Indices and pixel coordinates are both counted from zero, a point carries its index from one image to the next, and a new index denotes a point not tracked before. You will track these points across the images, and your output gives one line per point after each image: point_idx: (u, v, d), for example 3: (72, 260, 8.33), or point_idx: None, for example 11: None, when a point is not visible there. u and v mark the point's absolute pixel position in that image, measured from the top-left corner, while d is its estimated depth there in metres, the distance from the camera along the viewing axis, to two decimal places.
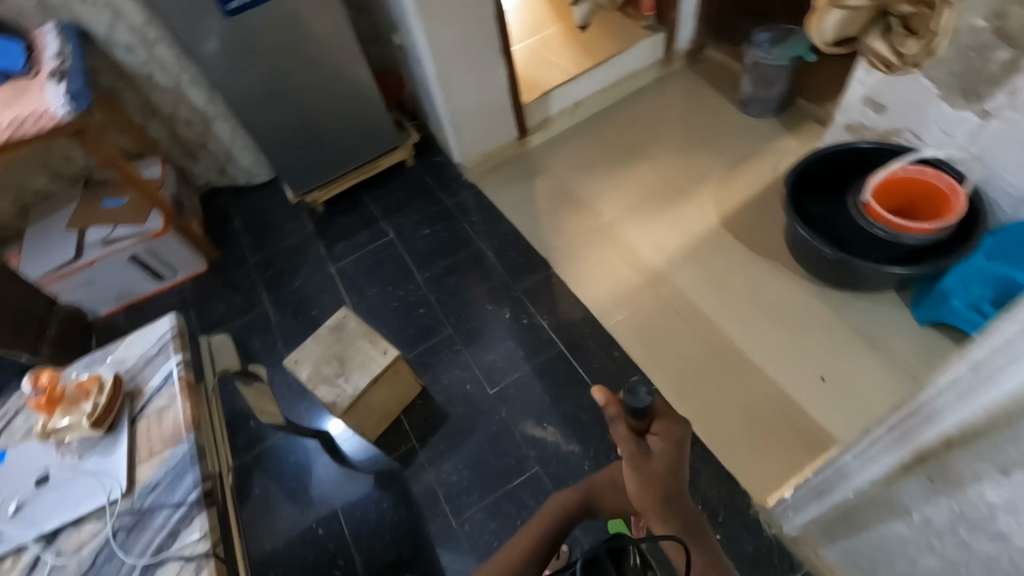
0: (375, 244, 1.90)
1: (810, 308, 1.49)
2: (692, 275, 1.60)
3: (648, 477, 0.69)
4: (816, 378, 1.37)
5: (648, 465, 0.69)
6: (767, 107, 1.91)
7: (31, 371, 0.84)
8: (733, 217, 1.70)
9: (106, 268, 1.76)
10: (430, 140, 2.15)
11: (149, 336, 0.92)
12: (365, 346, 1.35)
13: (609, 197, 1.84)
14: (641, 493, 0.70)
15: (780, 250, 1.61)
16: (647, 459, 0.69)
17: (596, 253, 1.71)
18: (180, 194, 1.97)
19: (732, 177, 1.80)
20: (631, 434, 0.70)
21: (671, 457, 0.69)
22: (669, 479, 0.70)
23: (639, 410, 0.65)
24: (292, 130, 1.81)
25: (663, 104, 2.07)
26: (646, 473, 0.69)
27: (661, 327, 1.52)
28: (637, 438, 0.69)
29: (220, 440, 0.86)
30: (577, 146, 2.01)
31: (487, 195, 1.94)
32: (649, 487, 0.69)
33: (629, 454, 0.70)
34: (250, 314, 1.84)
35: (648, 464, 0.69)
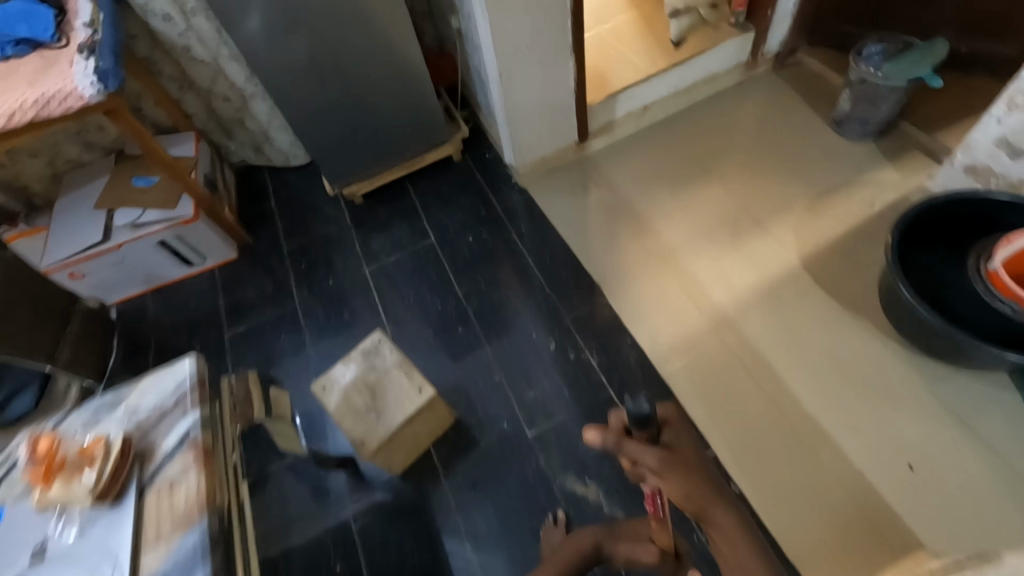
0: (415, 246, 1.76)
1: (901, 379, 1.30)
2: (763, 324, 1.43)
3: (686, 470, 0.61)
4: (904, 466, 1.20)
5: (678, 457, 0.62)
6: (865, 131, 1.68)
7: (31, 435, 0.74)
8: (816, 259, 1.51)
9: (134, 251, 1.68)
10: (479, 135, 1.97)
11: (166, 382, 0.82)
12: (399, 379, 1.23)
13: (675, 220, 1.65)
14: (686, 494, 0.61)
15: (869, 305, 1.41)
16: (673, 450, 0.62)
17: (656, 285, 1.54)
18: (214, 175, 1.86)
19: (818, 210, 1.59)
20: (646, 442, 0.62)
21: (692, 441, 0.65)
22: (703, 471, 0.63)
23: (639, 419, 0.59)
24: (335, 121, 1.64)
25: (743, 114, 1.84)
26: (682, 469, 0.61)
27: (724, 380, 1.36)
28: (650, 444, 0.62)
29: (237, 515, 0.76)
30: (642, 156, 1.81)
31: (538, 204, 1.77)
32: (694, 484, 0.61)
33: (656, 463, 0.61)
34: (278, 311, 1.73)
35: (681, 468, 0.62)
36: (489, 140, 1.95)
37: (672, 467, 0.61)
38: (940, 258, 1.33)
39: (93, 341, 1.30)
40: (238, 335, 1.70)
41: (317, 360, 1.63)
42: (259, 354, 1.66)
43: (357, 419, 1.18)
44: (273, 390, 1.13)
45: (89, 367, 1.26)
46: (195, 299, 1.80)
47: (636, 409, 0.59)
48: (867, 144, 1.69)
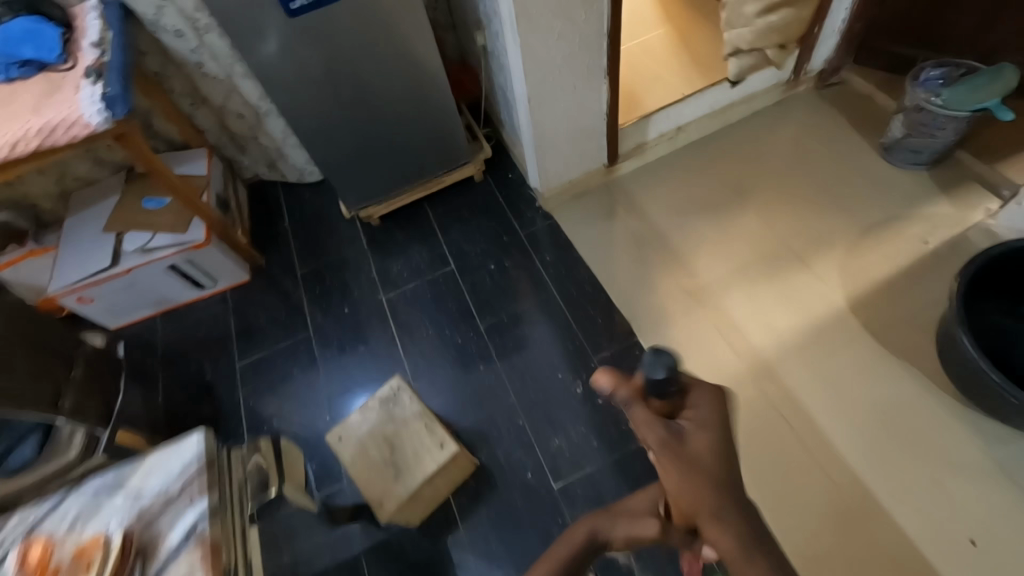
0: (434, 273, 1.69)
1: (963, 442, 1.20)
2: (807, 372, 1.34)
3: (684, 468, 0.48)
4: (965, 541, 1.11)
5: (682, 450, 0.49)
6: (917, 159, 1.56)
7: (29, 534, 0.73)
8: (863, 301, 1.40)
9: (144, 275, 1.62)
10: (502, 154, 1.88)
11: (171, 462, 0.76)
12: (419, 432, 1.15)
13: (710, 253, 1.56)
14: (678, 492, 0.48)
15: (922, 356, 1.31)
16: (681, 440, 0.49)
17: (690, 325, 1.45)
18: (226, 193, 1.79)
19: (865, 247, 1.49)
20: (655, 416, 0.50)
21: (717, 434, 0.50)
22: (710, 476, 0.48)
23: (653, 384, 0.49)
24: (353, 145, 1.55)
25: (783, 137, 1.73)
26: (682, 463, 0.48)
27: (766, 436, 1.28)
28: (661, 422, 0.50)
29: None
30: (675, 180, 1.71)
31: (564, 231, 1.68)
32: (687, 488, 0.48)
33: (657, 441, 0.49)
34: (292, 339, 1.67)
35: (692, 461, 0.49)
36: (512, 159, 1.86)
37: (673, 457, 0.49)
38: (1005, 310, 1.23)
39: (101, 387, 1.24)
40: (251, 365, 1.64)
41: (331, 395, 1.56)
42: (272, 386, 1.60)
43: (375, 476, 1.12)
44: (281, 441, 1.01)
45: (94, 413, 1.20)
46: (207, 324, 1.74)
47: (652, 371, 0.50)
48: (919, 174, 1.57)
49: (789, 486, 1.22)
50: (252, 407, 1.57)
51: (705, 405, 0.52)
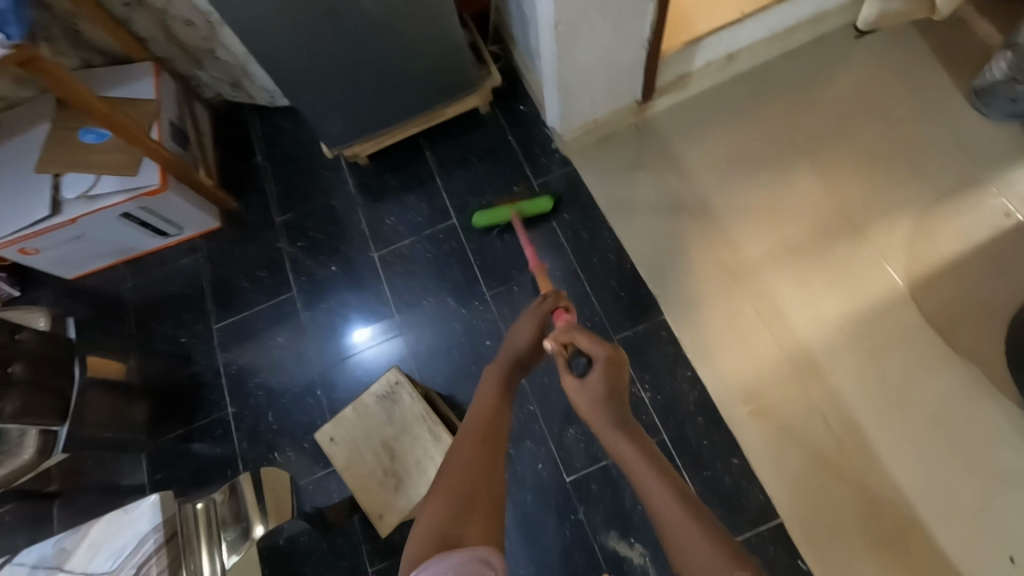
0: (433, 228, 1.48)
1: (1016, 451, 1.10)
2: (852, 365, 1.20)
3: (590, 397, 0.76)
4: (1004, 558, 1.05)
5: (587, 387, 0.76)
6: (1014, 111, 1.30)
7: None
8: (927, 283, 1.23)
9: (94, 225, 1.38)
10: (513, 80, 1.58)
11: (122, 536, 0.65)
12: (422, 437, 1.03)
13: (755, 217, 1.35)
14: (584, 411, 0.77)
15: (986, 352, 1.17)
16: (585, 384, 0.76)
17: (725, 304, 1.29)
18: (183, 121, 1.49)
19: (934, 218, 1.28)
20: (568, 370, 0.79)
21: (606, 376, 0.76)
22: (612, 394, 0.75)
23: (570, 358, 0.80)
24: (335, 75, 1.26)
25: (852, 70, 1.44)
26: (587, 395, 0.76)
27: (801, 437, 1.17)
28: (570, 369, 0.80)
29: None
30: (718, 124, 1.44)
31: (584, 183, 1.45)
32: (591, 405, 0.76)
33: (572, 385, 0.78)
34: (274, 299, 1.49)
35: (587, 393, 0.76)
36: (524, 88, 1.57)
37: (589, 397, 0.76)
38: None
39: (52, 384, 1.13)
40: (229, 329, 1.48)
41: (322, 365, 1.42)
42: (255, 352, 1.45)
43: (372, 483, 1.01)
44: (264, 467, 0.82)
45: (50, 410, 1.13)
46: (177, 279, 1.54)
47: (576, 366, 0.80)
48: (1012, 129, 1.32)
49: (821, 493, 1.13)
50: (235, 376, 1.43)
51: (596, 349, 0.78)
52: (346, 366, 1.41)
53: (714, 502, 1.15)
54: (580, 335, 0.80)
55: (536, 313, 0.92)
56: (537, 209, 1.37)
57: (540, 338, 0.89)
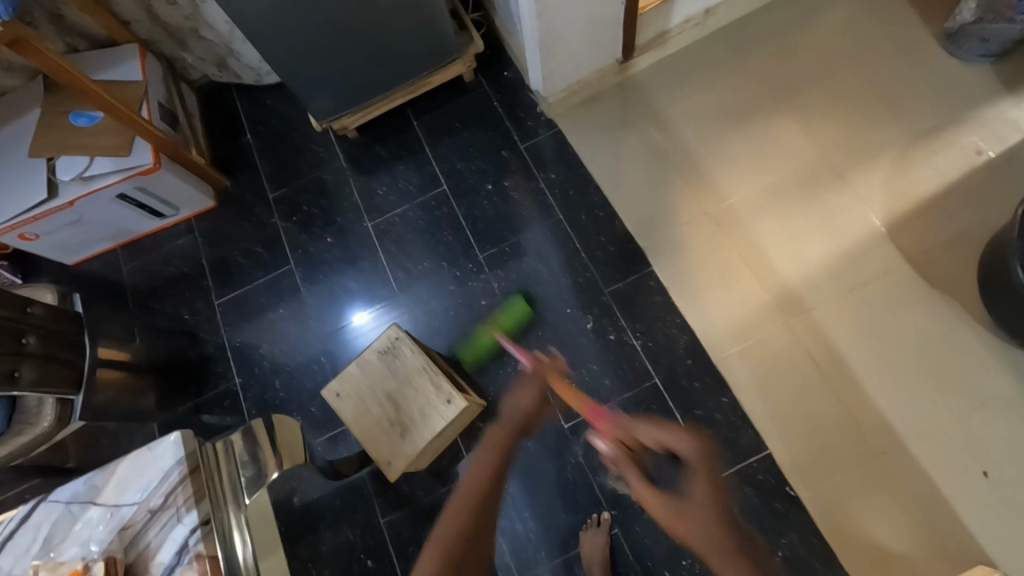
0: (425, 196, 1.51)
1: (989, 375, 1.16)
2: (837, 304, 1.25)
3: (690, 511, 0.65)
4: (977, 473, 1.11)
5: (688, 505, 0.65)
6: (985, 52, 1.33)
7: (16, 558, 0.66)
8: (905, 223, 1.27)
9: (91, 207, 1.40)
10: (495, 47, 1.60)
11: (149, 471, 0.66)
12: (424, 388, 1.07)
13: (738, 171, 1.38)
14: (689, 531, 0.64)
15: (960, 282, 1.22)
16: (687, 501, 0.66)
17: (712, 253, 1.33)
18: (172, 103, 1.51)
19: (910, 160, 1.32)
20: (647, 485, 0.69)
21: (703, 474, 0.67)
22: (718, 511, 0.64)
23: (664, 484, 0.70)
24: (320, 46, 1.28)
25: (826, 20, 1.47)
26: (680, 510, 0.65)
27: (787, 376, 1.22)
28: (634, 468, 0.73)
29: None
30: (699, 81, 1.47)
31: (570, 144, 1.48)
32: (690, 522, 0.64)
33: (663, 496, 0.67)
34: (273, 273, 1.52)
35: (699, 514, 0.64)
36: (507, 54, 1.59)
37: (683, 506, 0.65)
38: None
39: (61, 353, 1.18)
40: (230, 303, 1.52)
41: (324, 335, 1.45)
42: (257, 327, 1.48)
43: (379, 435, 1.05)
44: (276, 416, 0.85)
45: (63, 381, 1.18)
46: (176, 260, 1.57)
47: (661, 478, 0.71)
48: (983, 70, 1.35)
49: (809, 425, 1.18)
50: (240, 349, 1.47)
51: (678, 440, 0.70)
52: (350, 340, 1.44)
53: (705, 440, 1.21)
54: (644, 429, 0.75)
55: (535, 377, 0.91)
56: (513, 318, 1.33)
57: (539, 404, 0.86)
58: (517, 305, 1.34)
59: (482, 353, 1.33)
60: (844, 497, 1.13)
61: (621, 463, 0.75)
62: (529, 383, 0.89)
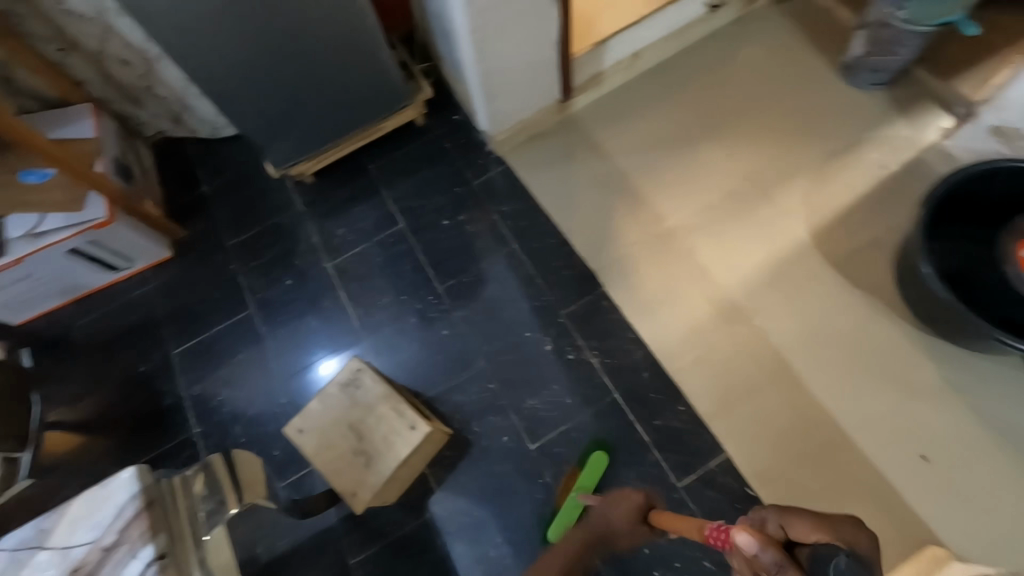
0: (383, 234, 1.56)
1: (916, 365, 1.26)
2: (776, 309, 1.34)
3: None
4: (917, 458, 1.18)
5: None
6: (877, 80, 1.50)
7: None
8: (827, 231, 1.40)
9: (41, 263, 1.38)
10: (444, 93, 1.70)
11: (103, 508, 0.65)
12: (387, 416, 1.08)
13: (676, 195, 1.49)
14: None
15: (881, 282, 1.33)
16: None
17: (659, 272, 1.41)
18: (126, 157, 1.53)
19: (826, 176, 1.45)
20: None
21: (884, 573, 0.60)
22: None
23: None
24: (274, 99, 1.34)
25: (741, 59, 1.64)
26: None
27: (736, 380, 1.29)
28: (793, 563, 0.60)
29: None
30: (634, 116, 1.60)
31: (519, 177, 1.57)
32: None
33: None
34: (231, 317, 1.52)
35: None
36: (455, 98, 1.69)
37: None
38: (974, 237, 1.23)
39: None
40: (188, 352, 1.50)
41: (286, 377, 1.45)
42: (216, 375, 1.47)
43: (344, 465, 1.06)
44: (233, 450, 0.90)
45: None
46: (130, 313, 1.55)
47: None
48: (877, 96, 1.53)
49: (760, 425, 1.25)
50: (198, 399, 1.44)
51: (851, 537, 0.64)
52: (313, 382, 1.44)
53: (666, 448, 1.25)
54: (797, 522, 0.66)
55: (638, 497, 0.98)
56: (592, 473, 1.24)
57: (636, 525, 0.95)
58: (597, 458, 1.26)
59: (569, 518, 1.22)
60: (798, 490, 1.19)
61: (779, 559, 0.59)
62: (629, 499, 0.97)
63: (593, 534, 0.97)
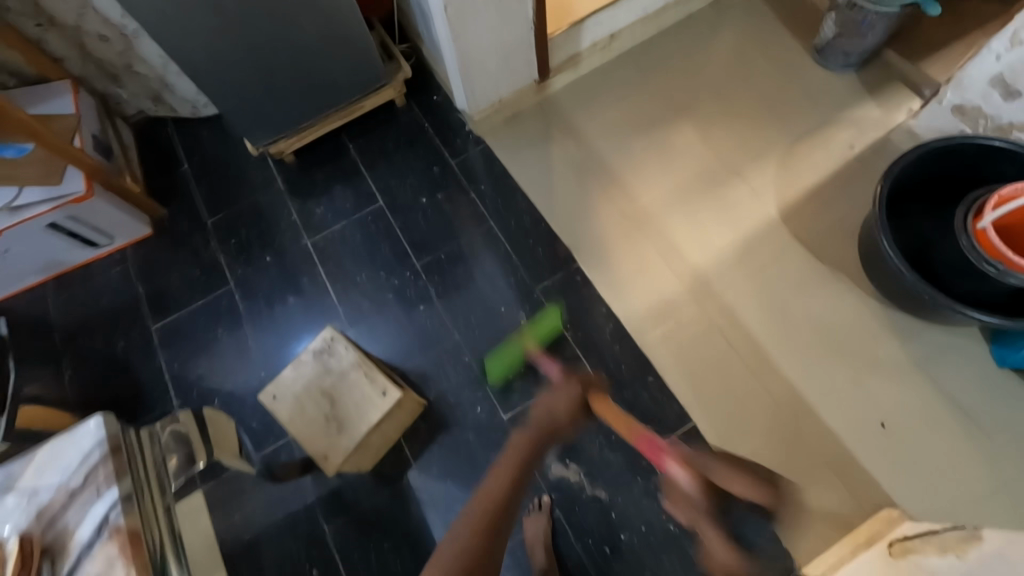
0: (362, 212, 1.58)
1: (877, 338, 1.29)
2: (745, 284, 1.37)
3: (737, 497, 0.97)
4: (876, 426, 1.22)
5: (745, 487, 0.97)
6: (848, 62, 1.53)
7: None
8: (796, 210, 1.43)
9: (20, 238, 1.39)
10: (424, 74, 1.72)
11: (68, 454, 0.68)
12: (360, 383, 1.10)
13: (649, 174, 1.52)
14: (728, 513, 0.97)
15: (846, 259, 1.37)
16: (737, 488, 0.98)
17: (631, 249, 1.44)
18: (105, 135, 1.54)
19: (795, 156, 1.49)
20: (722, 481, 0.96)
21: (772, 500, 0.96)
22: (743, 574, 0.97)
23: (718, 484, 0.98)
24: (253, 77, 1.35)
25: (716, 42, 1.66)
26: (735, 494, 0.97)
27: (705, 353, 1.32)
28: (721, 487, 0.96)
29: None
30: (610, 98, 1.62)
31: (497, 157, 1.59)
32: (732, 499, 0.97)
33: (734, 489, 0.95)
34: (211, 293, 1.54)
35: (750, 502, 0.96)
36: (435, 80, 1.71)
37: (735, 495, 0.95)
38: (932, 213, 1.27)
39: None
40: (168, 327, 1.51)
41: (265, 352, 1.47)
42: (195, 350, 1.48)
43: (316, 431, 1.08)
44: (209, 412, 0.98)
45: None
46: (110, 290, 1.56)
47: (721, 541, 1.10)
48: (848, 78, 1.56)
49: (726, 397, 1.28)
50: (177, 373, 1.46)
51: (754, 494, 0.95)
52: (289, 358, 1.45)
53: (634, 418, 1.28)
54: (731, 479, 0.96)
55: (575, 383, 0.96)
56: (546, 329, 1.27)
57: (573, 412, 0.93)
58: (551, 315, 1.29)
59: (511, 363, 1.22)
60: (761, 458, 1.23)
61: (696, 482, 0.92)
62: (563, 389, 0.95)
63: (538, 429, 0.89)
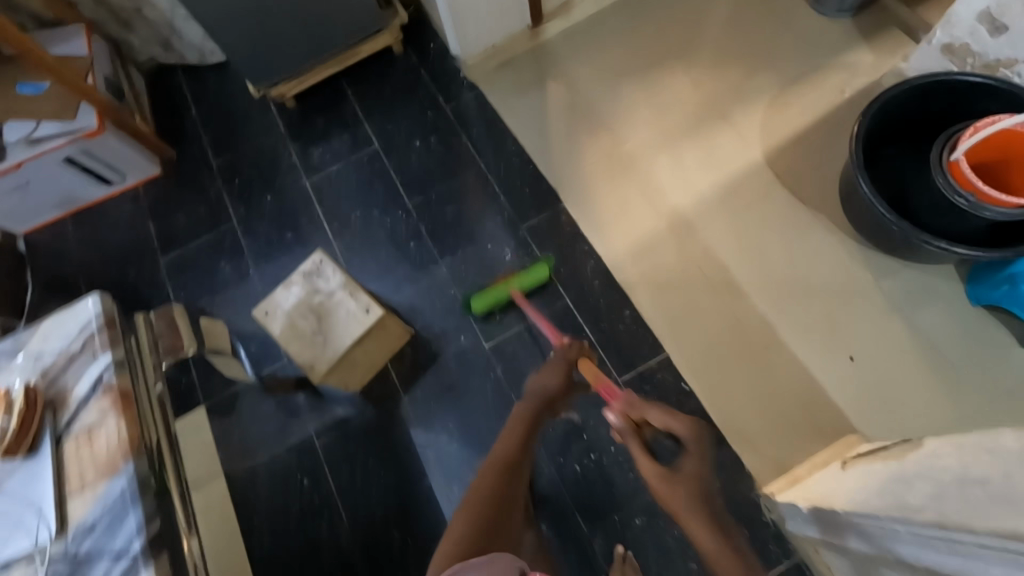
0: (358, 154, 1.64)
1: (853, 276, 1.31)
2: (725, 223, 1.40)
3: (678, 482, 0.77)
4: (845, 358, 1.26)
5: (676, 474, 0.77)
6: (844, 8, 1.52)
7: None
8: (781, 152, 1.44)
9: (39, 171, 1.49)
10: (421, 21, 1.75)
11: (68, 324, 0.76)
12: (345, 302, 1.18)
13: (637, 118, 1.54)
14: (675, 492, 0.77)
15: (827, 200, 1.38)
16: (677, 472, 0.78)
17: (616, 189, 1.47)
18: (117, 77, 1.61)
19: (784, 100, 1.49)
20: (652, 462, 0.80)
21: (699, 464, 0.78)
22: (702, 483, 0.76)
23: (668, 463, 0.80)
24: (252, 17, 1.41)
25: None
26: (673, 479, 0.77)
27: (682, 289, 1.36)
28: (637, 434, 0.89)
29: (167, 446, 0.76)
30: (603, 44, 1.63)
31: (489, 102, 1.62)
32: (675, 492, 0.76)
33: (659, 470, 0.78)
34: (215, 228, 1.62)
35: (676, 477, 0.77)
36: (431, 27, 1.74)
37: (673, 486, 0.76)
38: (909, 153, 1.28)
39: None
40: (175, 260, 1.60)
41: (264, 284, 1.55)
42: (199, 281, 1.57)
43: (304, 344, 1.16)
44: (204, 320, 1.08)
45: None
46: (123, 225, 1.66)
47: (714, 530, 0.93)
48: (843, 23, 1.54)
49: (700, 330, 1.32)
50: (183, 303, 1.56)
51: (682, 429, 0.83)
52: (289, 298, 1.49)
53: (610, 349, 1.33)
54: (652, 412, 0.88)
55: (563, 359, 1.04)
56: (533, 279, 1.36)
57: (565, 384, 1.00)
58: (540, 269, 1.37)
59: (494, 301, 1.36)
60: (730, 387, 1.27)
61: (627, 435, 0.89)
62: (549, 365, 1.03)
63: (533, 397, 0.98)
